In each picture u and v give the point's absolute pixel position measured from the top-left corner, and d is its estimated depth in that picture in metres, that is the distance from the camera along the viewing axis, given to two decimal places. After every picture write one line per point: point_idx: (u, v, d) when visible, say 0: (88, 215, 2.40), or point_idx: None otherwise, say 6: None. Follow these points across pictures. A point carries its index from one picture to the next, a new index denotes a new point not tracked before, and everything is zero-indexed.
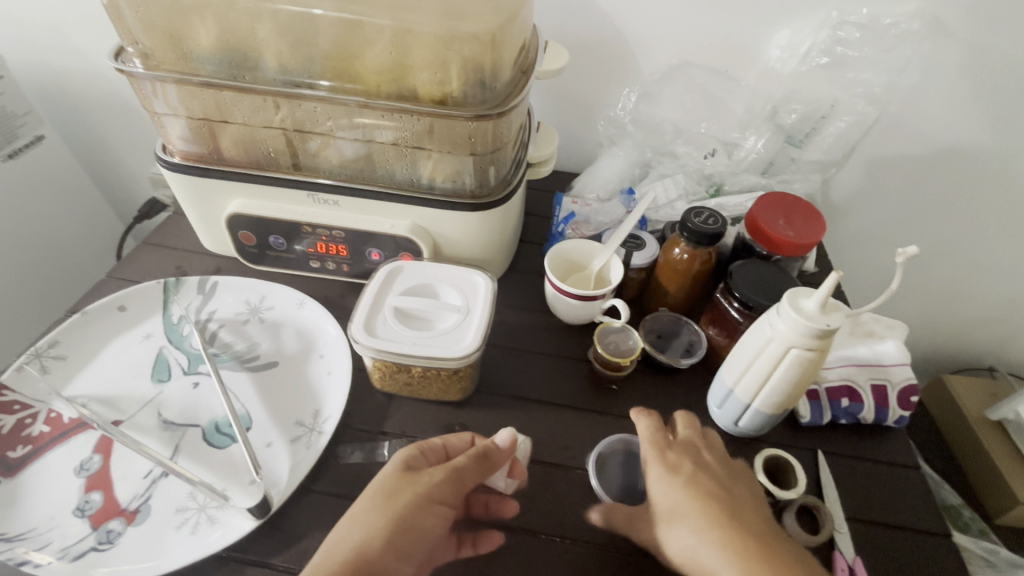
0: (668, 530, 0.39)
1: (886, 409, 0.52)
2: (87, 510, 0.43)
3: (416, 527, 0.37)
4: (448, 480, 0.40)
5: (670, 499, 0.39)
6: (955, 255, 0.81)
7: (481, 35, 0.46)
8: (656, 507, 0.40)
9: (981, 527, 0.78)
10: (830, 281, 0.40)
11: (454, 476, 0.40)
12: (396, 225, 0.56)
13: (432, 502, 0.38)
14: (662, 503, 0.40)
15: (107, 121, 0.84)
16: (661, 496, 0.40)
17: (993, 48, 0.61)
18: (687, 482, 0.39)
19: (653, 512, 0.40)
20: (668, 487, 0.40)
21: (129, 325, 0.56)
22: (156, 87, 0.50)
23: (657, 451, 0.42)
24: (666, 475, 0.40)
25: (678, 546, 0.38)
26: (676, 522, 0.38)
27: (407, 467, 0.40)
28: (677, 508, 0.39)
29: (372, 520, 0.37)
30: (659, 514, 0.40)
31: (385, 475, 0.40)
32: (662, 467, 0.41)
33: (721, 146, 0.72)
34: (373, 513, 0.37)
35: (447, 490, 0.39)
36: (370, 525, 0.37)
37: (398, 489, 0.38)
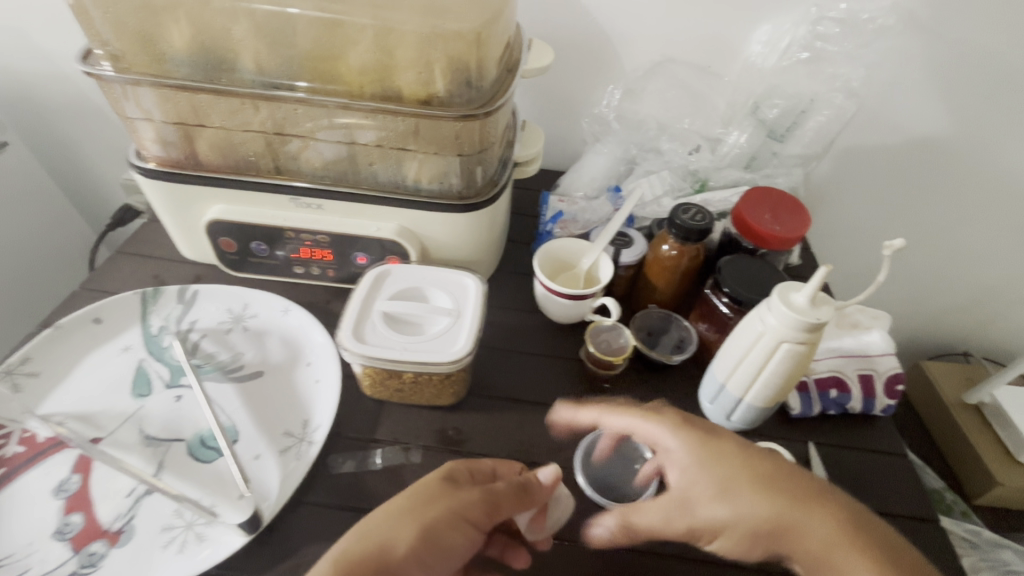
0: (729, 512, 0.36)
1: (872, 399, 0.53)
2: (67, 533, 0.41)
3: (442, 542, 0.36)
4: (484, 500, 0.39)
5: (723, 481, 0.37)
6: (932, 244, 0.83)
7: (466, 34, 0.45)
8: (697, 492, 0.37)
9: (963, 509, 0.80)
10: (818, 275, 0.41)
11: (488, 496, 0.39)
12: (382, 228, 0.55)
13: (467, 523, 0.38)
14: (711, 485, 0.37)
15: (73, 125, 0.81)
16: (705, 481, 0.37)
17: (966, 42, 0.62)
18: (738, 460, 0.37)
19: (694, 498, 0.38)
20: (711, 469, 0.37)
21: (106, 338, 0.54)
22: (128, 90, 0.48)
23: (696, 439, 0.39)
24: (719, 456, 0.38)
25: (756, 519, 0.36)
26: (739, 503, 0.36)
27: (449, 476, 0.40)
28: (735, 488, 0.36)
29: (402, 524, 0.36)
30: (708, 497, 0.37)
31: (425, 478, 0.39)
32: (708, 449, 0.38)
33: (703, 142, 0.71)
34: (405, 518, 0.36)
35: (480, 513, 0.38)
36: (404, 531, 0.36)
37: (436, 498, 0.38)
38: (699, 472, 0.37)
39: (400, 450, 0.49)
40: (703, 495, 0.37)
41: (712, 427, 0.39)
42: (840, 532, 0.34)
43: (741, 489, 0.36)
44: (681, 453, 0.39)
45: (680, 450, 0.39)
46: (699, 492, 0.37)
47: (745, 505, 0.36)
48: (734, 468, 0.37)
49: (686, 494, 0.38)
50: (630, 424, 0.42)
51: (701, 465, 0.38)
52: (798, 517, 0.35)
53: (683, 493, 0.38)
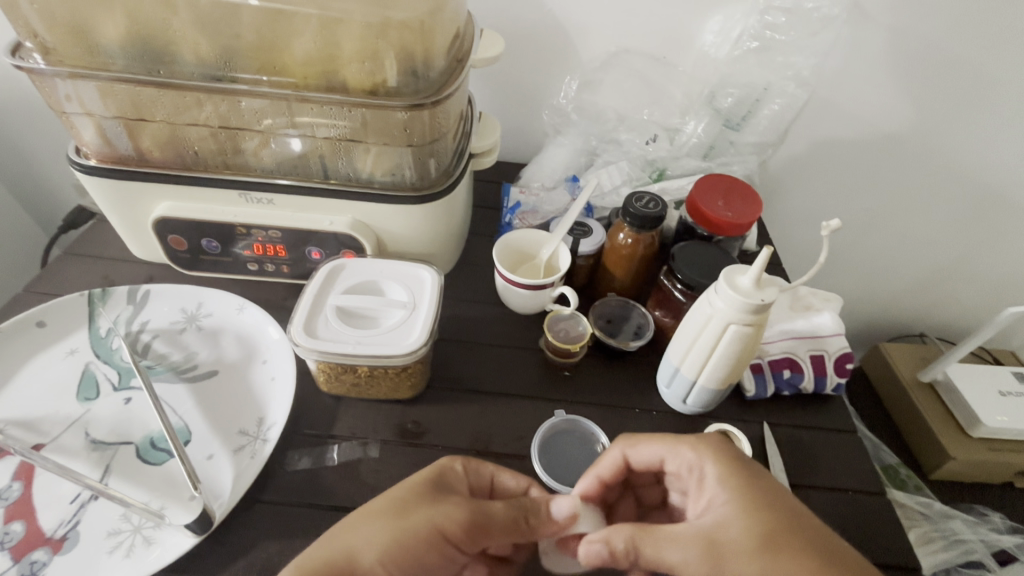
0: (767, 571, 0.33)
1: (824, 378, 0.55)
2: (6, 542, 0.39)
3: (415, 556, 0.36)
4: (468, 521, 0.38)
5: (760, 530, 0.34)
6: (884, 230, 0.86)
7: (412, 22, 0.45)
8: (731, 539, 0.34)
9: (916, 483, 0.84)
10: (762, 257, 0.42)
11: (472, 519, 0.38)
12: (336, 221, 0.54)
13: (444, 540, 0.37)
14: (748, 532, 0.34)
15: (16, 123, 0.78)
16: (746, 527, 0.35)
17: (911, 30, 0.64)
18: (781, 515, 0.35)
19: (726, 544, 0.34)
20: (750, 517, 0.35)
21: (50, 341, 0.52)
22: (63, 84, 0.46)
23: (744, 498, 0.36)
24: (763, 525, 0.35)
25: None
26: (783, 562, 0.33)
27: (433, 479, 0.39)
28: (777, 542, 0.34)
29: (373, 530, 0.36)
30: (744, 547, 0.34)
31: (419, 479, 0.39)
32: (752, 510, 0.35)
33: (661, 132, 0.72)
34: (376, 524, 0.36)
35: (464, 537, 0.38)
36: (372, 536, 0.35)
37: (419, 504, 0.37)
38: (739, 514, 0.35)
39: (358, 445, 0.48)
40: (739, 542, 0.34)
41: (749, 464, 0.39)
42: None
43: (785, 547, 0.33)
44: (722, 492, 0.37)
45: (719, 491, 0.37)
46: (735, 540, 0.34)
47: (787, 565, 0.32)
48: (777, 520, 0.35)
49: (716, 536, 0.35)
50: (663, 452, 0.42)
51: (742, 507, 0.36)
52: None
53: (715, 537, 0.35)
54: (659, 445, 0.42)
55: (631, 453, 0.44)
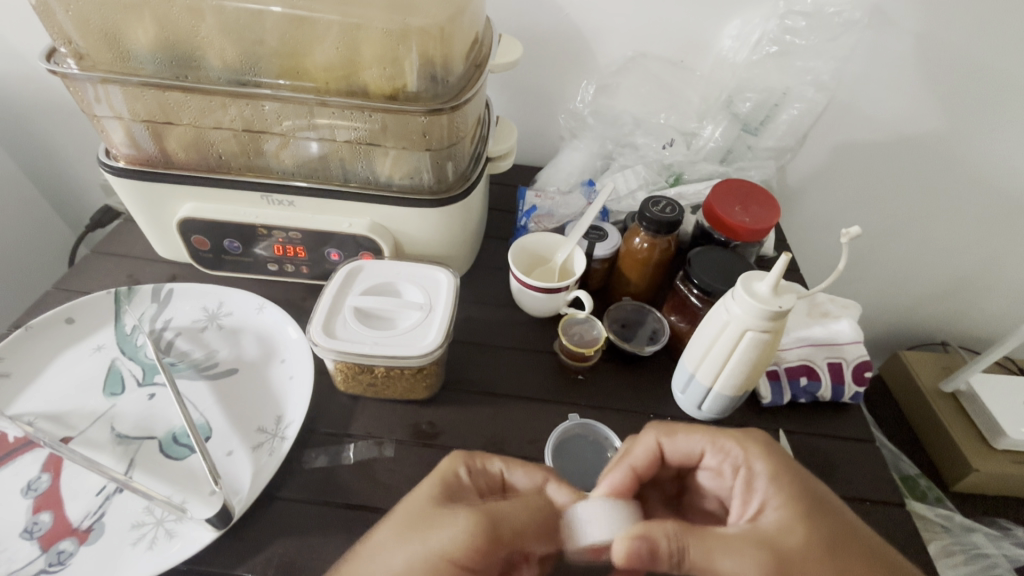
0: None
1: (842, 386, 0.54)
2: (35, 532, 0.41)
3: None
4: (470, 540, 0.35)
5: (819, 538, 0.35)
6: (904, 236, 0.84)
7: (432, 29, 0.45)
8: (792, 545, 0.34)
9: (937, 495, 0.82)
10: (779, 264, 0.41)
11: (480, 528, 0.35)
12: (355, 224, 0.55)
13: (449, 564, 0.34)
14: (807, 539, 0.35)
15: (48, 126, 0.81)
16: (805, 533, 0.35)
17: (934, 35, 0.63)
18: (835, 522, 0.36)
19: (788, 551, 0.34)
20: (807, 522, 0.36)
21: (78, 337, 0.54)
22: (95, 89, 0.47)
23: (799, 504, 0.36)
24: (818, 532, 0.35)
25: None
26: (838, 569, 0.34)
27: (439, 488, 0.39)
28: (830, 552, 0.35)
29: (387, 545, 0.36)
30: (802, 552, 0.34)
31: (426, 491, 0.39)
32: (806, 514, 0.36)
33: (678, 136, 0.72)
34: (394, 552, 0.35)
35: (466, 554, 0.34)
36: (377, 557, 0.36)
37: (423, 515, 0.37)
38: (796, 521, 0.36)
39: (374, 444, 0.49)
40: (801, 548, 0.34)
41: (802, 472, 0.39)
42: None
43: (839, 551, 0.35)
44: (775, 496, 0.37)
45: (776, 497, 0.37)
46: (796, 546, 0.34)
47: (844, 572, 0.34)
48: (832, 528, 0.36)
49: (780, 543, 0.34)
50: (704, 444, 0.42)
51: (799, 512, 0.36)
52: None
53: (777, 544, 0.34)
54: (698, 438, 0.43)
55: (667, 443, 0.44)
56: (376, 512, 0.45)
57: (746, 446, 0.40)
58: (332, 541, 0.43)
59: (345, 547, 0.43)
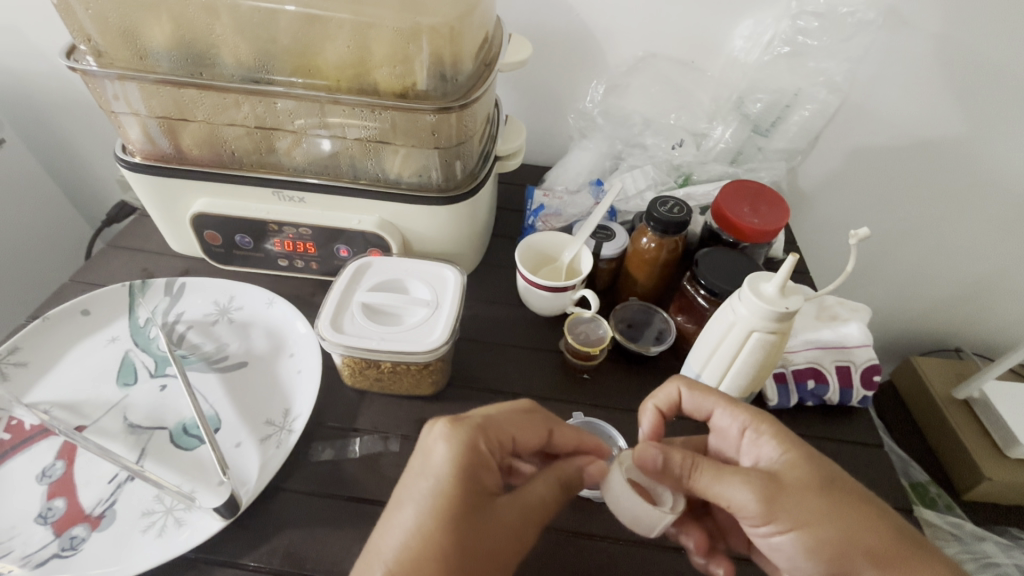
0: (827, 513, 0.35)
1: (850, 390, 0.53)
2: (49, 517, 0.42)
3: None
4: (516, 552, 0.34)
5: (823, 477, 0.36)
6: (917, 240, 0.83)
7: (441, 27, 0.46)
8: (795, 481, 0.36)
9: (947, 502, 0.81)
10: (787, 264, 0.41)
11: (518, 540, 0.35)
12: (364, 220, 0.55)
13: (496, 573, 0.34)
14: (811, 476, 0.36)
15: (68, 122, 0.83)
16: (807, 472, 0.37)
17: (951, 36, 0.62)
18: (836, 468, 0.37)
19: (790, 485, 0.36)
20: (809, 464, 0.37)
21: (94, 329, 0.55)
22: (113, 85, 0.48)
23: (800, 451, 0.38)
24: (819, 473, 0.37)
25: (846, 537, 0.35)
26: (837, 505, 0.36)
27: (471, 480, 0.34)
28: (833, 491, 0.36)
29: (430, 531, 0.32)
30: (806, 488, 0.36)
31: (440, 462, 0.34)
32: (805, 458, 0.37)
33: (688, 137, 0.72)
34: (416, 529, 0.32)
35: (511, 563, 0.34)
36: (404, 520, 0.33)
37: (469, 537, 0.33)
38: (799, 462, 0.37)
39: (379, 439, 0.49)
40: (801, 484, 0.36)
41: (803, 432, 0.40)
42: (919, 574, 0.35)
43: (839, 491, 0.36)
44: (778, 442, 0.38)
45: (778, 440, 0.38)
46: (796, 481, 0.36)
47: (843, 507, 0.35)
48: (835, 473, 0.37)
49: (780, 479, 0.36)
50: (716, 406, 0.42)
51: (802, 453, 0.37)
52: (889, 541, 0.35)
53: (779, 478, 0.36)
54: (709, 401, 0.43)
55: (686, 399, 0.44)
56: (381, 505, 0.45)
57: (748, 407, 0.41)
58: (337, 533, 0.43)
59: (350, 540, 0.43)
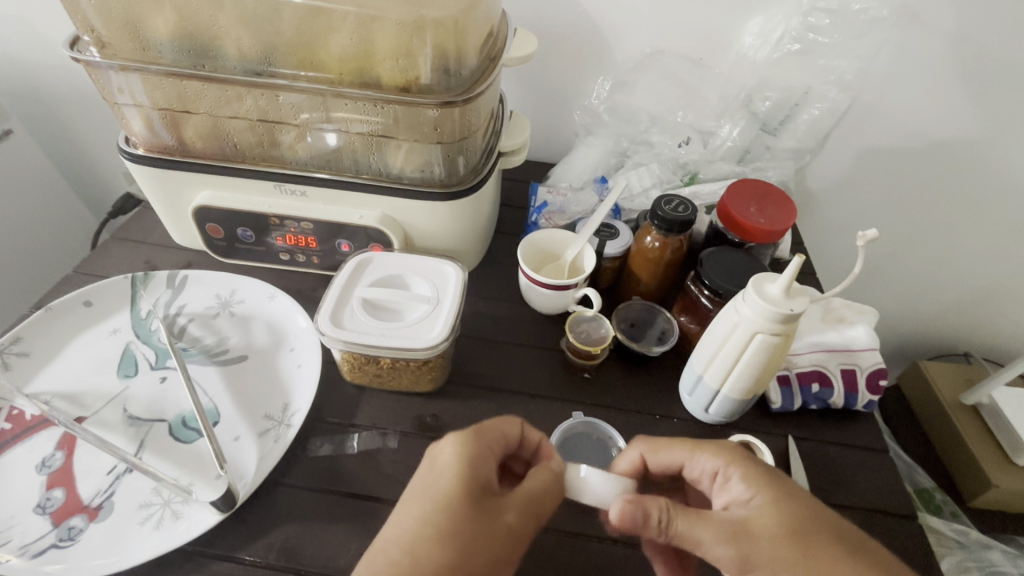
0: (800, 565, 0.34)
1: (855, 394, 0.53)
2: (48, 507, 0.42)
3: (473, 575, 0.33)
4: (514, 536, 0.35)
5: (796, 524, 0.35)
6: (927, 242, 0.82)
7: (445, 21, 0.45)
8: (763, 529, 0.35)
9: (952, 509, 0.80)
10: (793, 266, 0.40)
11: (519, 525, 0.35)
12: (365, 215, 0.55)
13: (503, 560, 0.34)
14: (783, 524, 0.35)
15: (74, 112, 0.83)
16: (778, 519, 0.35)
17: (966, 34, 0.61)
18: (808, 509, 0.37)
19: (760, 535, 0.35)
20: (779, 510, 0.36)
21: (96, 320, 0.55)
22: (117, 77, 0.48)
23: (769, 496, 0.37)
24: (790, 518, 0.36)
25: None
26: (810, 552, 0.34)
27: (474, 476, 0.35)
28: (806, 536, 0.35)
29: (435, 518, 0.34)
30: (777, 539, 0.35)
31: (450, 462, 0.36)
32: (775, 503, 0.36)
33: (695, 134, 0.72)
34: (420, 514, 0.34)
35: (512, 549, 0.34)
36: (415, 511, 0.35)
37: (471, 526, 0.34)
38: (768, 508, 0.36)
39: (378, 435, 0.49)
40: (771, 532, 0.35)
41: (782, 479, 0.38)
42: None
43: (812, 536, 0.35)
44: (746, 488, 0.37)
45: (750, 486, 0.37)
46: (766, 529, 0.35)
47: (818, 554, 0.34)
48: (810, 518, 0.36)
49: (749, 528, 0.35)
50: (684, 456, 0.41)
51: (774, 499, 0.36)
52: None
53: (749, 527, 0.35)
54: (676, 449, 0.42)
55: (651, 456, 0.42)
56: (378, 502, 0.45)
57: (717, 450, 0.40)
58: (334, 528, 0.43)
59: (346, 536, 0.43)
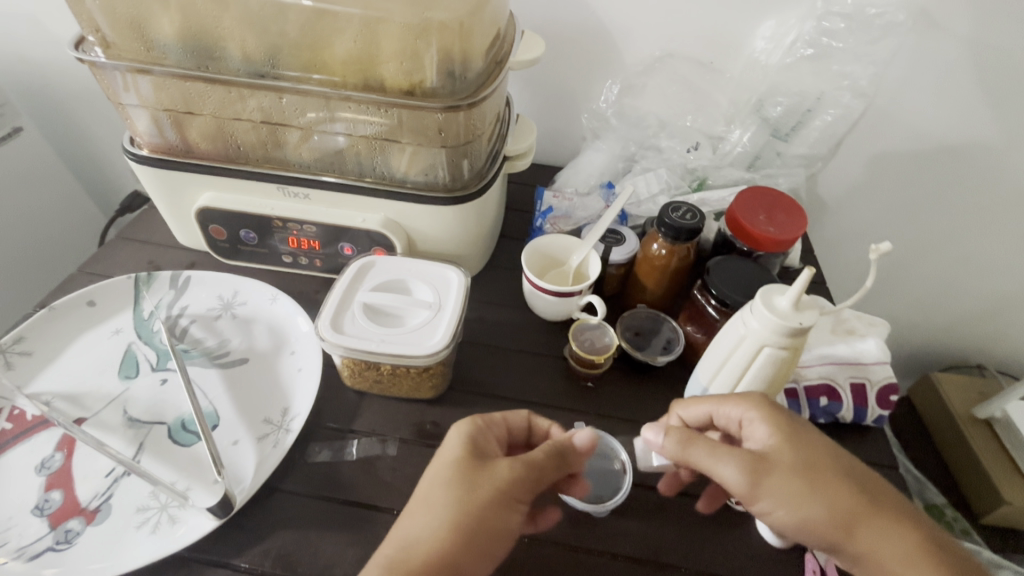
0: (808, 492, 0.36)
1: (865, 408, 0.51)
2: (46, 509, 0.42)
3: (484, 516, 0.36)
4: (525, 475, 0.38)
5: (808, 458, 0.37)
6: (942, 252, 0.80)
7: (450, 23, 0.44)
8: (778, 461, 0.37)
9: (963, 527, 0.78)
10: (802, 278, 0.39)
11: (527, 470, 0.38)
12: (369, 219, 0.55)
13: (510, 500, 0.37)
14: (795, 458, 0.37)
15: (83, 111, 0.83)
16: (792, 454, 0.37)
17: (986, 39, 0.60)
18: (824, 448, 0.38)
19: (775, 466, 0.37)
20: (795, 448, 0.38)
21: (98, 321, 0.55)
22: (122, 78, 0.48)
23: (786, 434, 0.38)
24: (804, 454, 0.37)
25: (828, 514, 0.36)
26: (820, 483, 0.36)
27: (475, 447, 0.39)
28: (817, 471, 0.37)
29: (436, 497, 0.36)
30: (790, 469, 0.37)
31: (453, 448, 0.39)
32: (791, 439, 0.38)
33: (704, 140, 0.70)
34: (439, 492, 0.36)
35: (524, 489, 0.38)
36: (427, 491, 0.37)
37: (472, 477, 0.37)
38: (784, 445, 0.38)
39: (377, 442, 0.49)
40: (784, 464, 0.37)
41: (801, 420, 0.39)
42: (911, 549, 0.35)
43: (822, 471, 0.37)
44: (766, 427, 0.39)
45: (770, 424, 0.39)
46: (781, 461, 0.37)
47: (826, 486, 0.36)
48: (823, 455, 0.38)
49: (764, 460, 0.37)
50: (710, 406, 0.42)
51: (790, 436, 0.38)
52: (871, 519, 0.36)
53: (763, 460, 0.37)
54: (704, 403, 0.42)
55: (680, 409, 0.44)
56: (376, 510, 0.44)
57: (740, 397, 0.41)
58: (331, 536, 0.43)
59: (343, 544, 0.42)
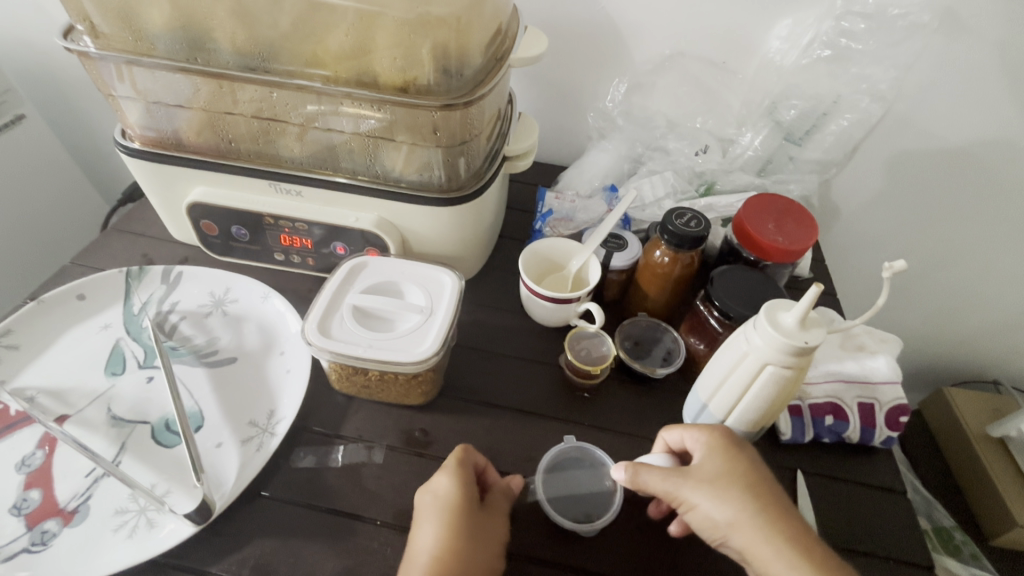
0: (721, 507, 0.37)
1: (872, 429, 0.49)
2: (23, 508, 0.41)
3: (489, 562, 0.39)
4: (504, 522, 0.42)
5: (730, 472, 0.38)
6: (960, 264, 0.77)
7: (448, 18, 0.42)
8: (700, 475, 0.38)
9: (972, 551, 0.75)
10: (809, 296, 0.37)
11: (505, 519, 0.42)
12: (362, 218, 0.53)
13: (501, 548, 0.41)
14: (718, 470, 0.38)
15: (86, 99, 0.83)
16: (717, 471, 0.38)
17: (1016, 43, 0.56)
18: (757, 475, 0.38)
19: (694, 477, 0.38)
20: (722, 466, 0.38)
21: (87, 315, 0.54)
22: (111, 69, 0.47)
23: (720, 456, 0.39)
24: (731, 475, 0.38)
25: (737, 529, 0.36)
26: (734, 500, 0.37)
27: (469, 492, 0.41)
28: (738, 490, 0.37)
29: (454, 541, 0.38)
30: (709, 483, 0.37)
31: (445, 485, 0.41)
32: (724, 461, 0.38)
33: (713, 142, 0.68)
34: (441, 531, 0.39)
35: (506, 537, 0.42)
36: (427, 534, 0.39)
37: (473, 528, 0.40)
38: (714, 463, 0.38)
39: (363, 449, 0.47)
40: (704, 478, 0.38)
41: (743, 443, 0.40)
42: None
43: (743, 491, 0.37)
44: (703, 447, 0.39)
45: (708, 444, 0.39)
46: (701, 476, 0.38)
47: (741, 505, 0.36)
48: (745, 471, 0.38)
49: (688, 472, 0.38)
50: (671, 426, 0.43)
51: (722, 451, 0.39)
52: (779, 544, 0.35)
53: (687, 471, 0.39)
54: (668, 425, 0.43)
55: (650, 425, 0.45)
56: (359, 520, 0.43)
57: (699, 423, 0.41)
58: (311, 546, 0.42)
59: (323, 555, 0.41)
